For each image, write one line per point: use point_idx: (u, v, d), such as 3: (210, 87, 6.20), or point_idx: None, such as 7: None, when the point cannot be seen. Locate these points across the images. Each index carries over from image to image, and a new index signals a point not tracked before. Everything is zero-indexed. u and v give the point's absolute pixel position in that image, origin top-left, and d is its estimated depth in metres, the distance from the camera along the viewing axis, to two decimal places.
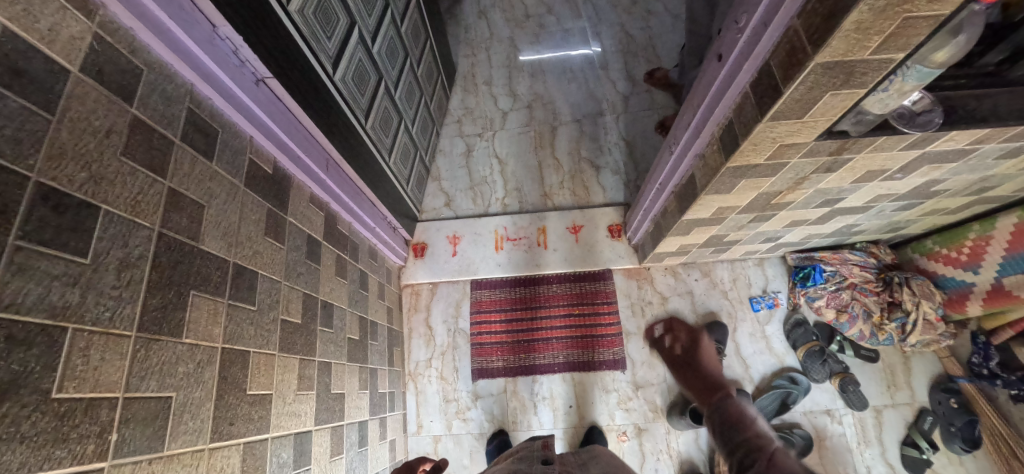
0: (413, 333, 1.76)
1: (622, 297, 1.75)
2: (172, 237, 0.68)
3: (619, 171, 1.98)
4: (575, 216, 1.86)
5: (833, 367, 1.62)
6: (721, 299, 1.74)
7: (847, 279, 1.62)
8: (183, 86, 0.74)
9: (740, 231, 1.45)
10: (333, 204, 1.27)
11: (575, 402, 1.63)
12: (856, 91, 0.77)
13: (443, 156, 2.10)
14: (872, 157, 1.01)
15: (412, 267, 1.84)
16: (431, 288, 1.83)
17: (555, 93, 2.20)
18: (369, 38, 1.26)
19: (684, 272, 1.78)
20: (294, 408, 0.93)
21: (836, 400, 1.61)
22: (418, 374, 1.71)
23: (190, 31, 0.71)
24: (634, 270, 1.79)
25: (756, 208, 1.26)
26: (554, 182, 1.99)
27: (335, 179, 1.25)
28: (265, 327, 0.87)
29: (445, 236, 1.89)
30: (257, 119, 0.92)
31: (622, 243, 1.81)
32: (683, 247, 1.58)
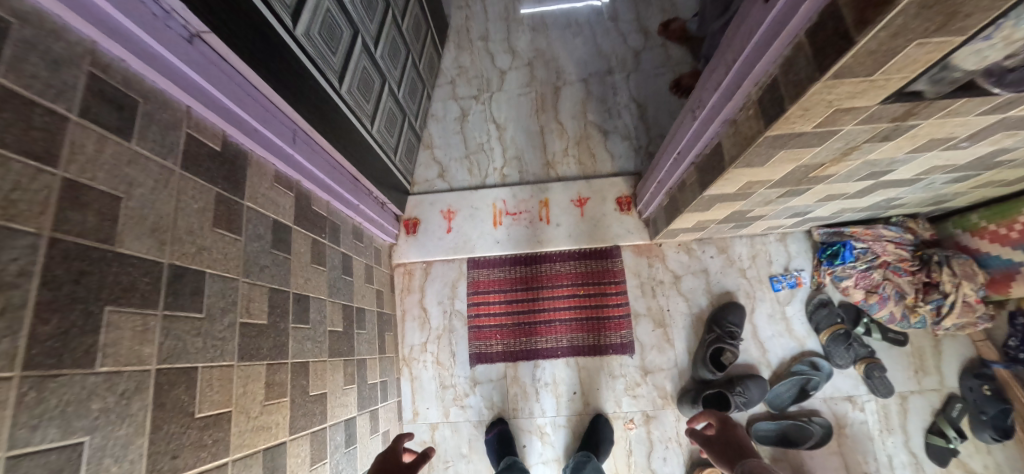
0: (407, 316, 1.65)
1: (631, 276, 1.61)
2: (73, 243, 0.53)
3: (629, 136, 1.79)
4: (580, 188, 1.70)
5: (858, 352, 1.51)
6: (738, 278, 1.60)
7: (880, 258, 1.48)
8: (80, 44, 0.57)
9: (766, 206, 1.29)
10: (305, 181, 1.11)
11: (580, 389, 1.53)
12: (951, 40, 0.58)
13: (435, 121, 1.91)
14: (941, 124, 0.83)
15: (404, 245, 1.71)
16: (425, 267, 1.70)
17: (559, 49, 1.97)
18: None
19: (699, 248, 1.63)
20: (261, 422, 0.82)
21: (859, 386, 1.51)
22: (413, 359, 1.61)
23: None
24: (644, 247, 1.64)
25: (789, 182, 1.09)
26: (557, 149, 1.81)
27: (304, 152, 1.08)
28: (217, 336, 0.75)
29: (439, 211, 1.74)
30: (196, 86, 0.75)
31: (632, 216, 1.65)
32: (700, 223, 1.42)
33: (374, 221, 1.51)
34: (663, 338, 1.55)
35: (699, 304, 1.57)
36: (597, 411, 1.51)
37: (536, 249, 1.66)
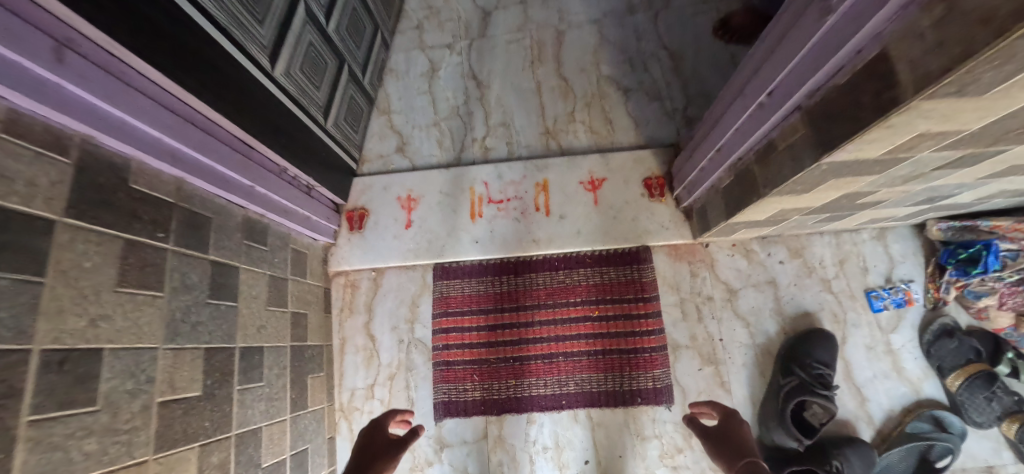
0: (347, 347, 1.17)
1: (666, 290, 1.12)
2: None
3: (659, 95, 1.29)
4: (592, 165, 1.21)
5: (1007, 405, 1.02)
6: (820, 293, 1.11)
7: None
8: None
9: (899, 187, 0.80)
10: (110, 141, 0.60)
11: (594, 457, 1.05)
12: None
13: (393, 77, 1.40)
14: None
15: (345, 245, 1.22)
16: (373, 277, 1.21)
17: None
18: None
19: (762, 250, 1.13)
20: None
21: (1003, 451, 1.03)
22: (354, 409, 1.13)
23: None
24: (684, 248, 1.15)
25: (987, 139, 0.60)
26: (560, 112, 1.30)
27: (103, 86, 0.56)
28: None
29: (395, 199, 1.25)
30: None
31: (665, 205, 1.17)
32: (779, 214, 0.93)
33: (282, 209, 1.00)
34: (714, 382, 1.06)
35: (765, 332, 1.08)
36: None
37: (531, 253, 1.16)
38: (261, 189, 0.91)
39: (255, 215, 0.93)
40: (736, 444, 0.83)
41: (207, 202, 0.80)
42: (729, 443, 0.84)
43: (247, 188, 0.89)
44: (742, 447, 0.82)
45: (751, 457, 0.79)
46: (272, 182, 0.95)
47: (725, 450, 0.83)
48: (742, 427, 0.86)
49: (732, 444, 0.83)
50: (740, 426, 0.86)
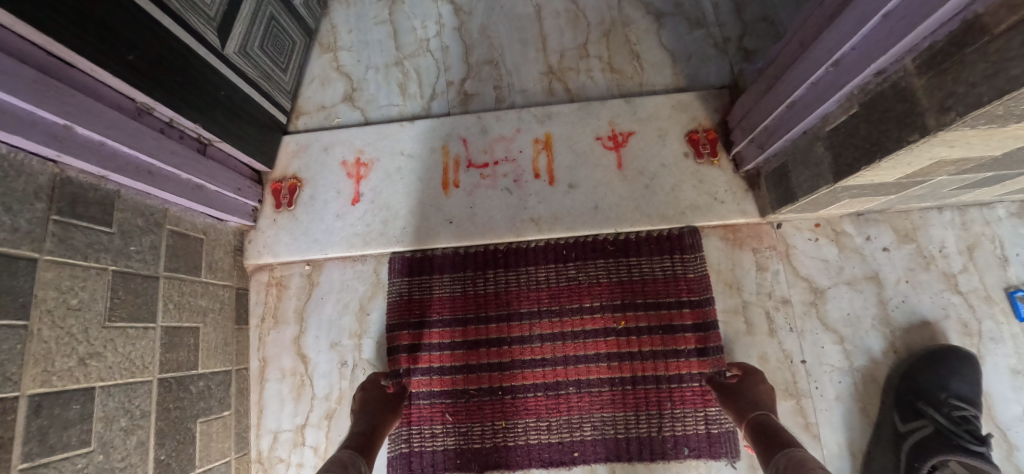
0: (267, 372, 0.83)
1: (721, 290, 0.79)
2: None
3: (704, 20, 0.94)
4: (615, 115, 0.86)
5: None
6: (943, 293, 0.77)
7: None
8: None
9: None
10: None
11: None
12: None
13: (341, 2, 1.03)
14: None
15: (267, 229, 0.88)
16: (307, 273, 0.87)
17: None
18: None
19: (857, 232, 0.79)
20: None
21: None
22: (275, 460, 0.80)
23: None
24: (745, 231, 0.81)
25: None
26: (567, 45, 0.95)
27: None
28: None
29: (339, 163, 0.90)
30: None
31: (719, 170, 0.82)
32: (922, 173, 0.59)
33: (143, 171, 0.64)
34: (797, 424, 0.73)
35: (867, 351, 0.75)
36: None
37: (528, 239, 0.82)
38: (87, 132, 0.55)
39: (81, 175, 0.57)
40: (749, 398, 0.62)
41: None
42: (740, 397, 0.63)
43: (57, 129, 0.52)
44: (755, 399, 0.62)
45: (763, 410, 0.59)
46: (116, 125, 0.58)
47: (732, 403, 0.63)
48: (761, 384, 0.65)
49: (743, 397, 0.63)
50: (760, 383, 0.65)
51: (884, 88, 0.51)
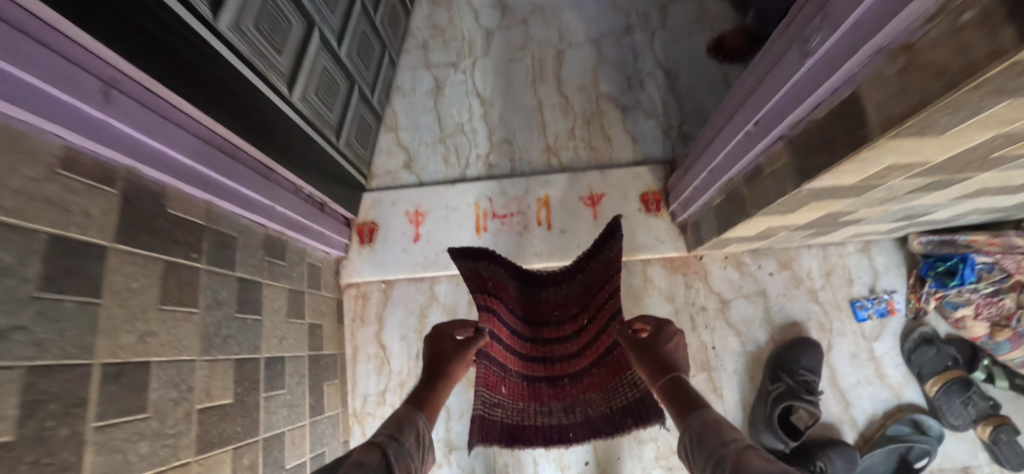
0: (358, 356, 1.23)
1: (662, 300, 1.19)
2: None
3: (655, 113, 1.36)
4: (592, 181, 1.27)
5: (979, 407, 1.09)
6: (808, 303, 1.17)
7: (1013, 277, 1.06)
8: None
9: (877, 207, 0.86)
10: (147, 170, 0.66)
11: (595, 459, 1.12)
12: None
13: (399, 95, 1.46)
14: None
15: (355, 258, 1.28)
16: (383, 288, 1.27)
17: (561, 2, 1.52)
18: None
19: (753, 262, 1.20)
20: None
21: (980, 453, 1.09)
22: (366, 414, 1.20)
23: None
24: (679, 261, 1.21)
25: (951, 168, 0.66)
26: (560, 130, 1.36)
27: (141, 123, 0.63)
28: None
29: (404, 213, 1.31)
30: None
31: (662, 220, 1.23)
32: (769, 230, 0.99)
33: (298, 225, 1.05)
34: (709, 388, 1.13)
35: (756, 340, 1.15)
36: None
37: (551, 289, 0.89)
38: (280, 207, 0.98)
39: (274, 232, 0.99)
40: (662, 358, 0.72)
41: (233, 222, 0.86)
42: (656, 358, 0.72)
43: (268, 207, 0.95)
44: (666, 360, 0.72)
45: (675, 373, 0.69)
46: (290, 202, 1.01)
47: (647, 365, 0.72)
48: (666, 342, 0.76)
49: (654, 358, 0.72)
50: (670, 340, 0.76)
51: (731, 186, 0.93)
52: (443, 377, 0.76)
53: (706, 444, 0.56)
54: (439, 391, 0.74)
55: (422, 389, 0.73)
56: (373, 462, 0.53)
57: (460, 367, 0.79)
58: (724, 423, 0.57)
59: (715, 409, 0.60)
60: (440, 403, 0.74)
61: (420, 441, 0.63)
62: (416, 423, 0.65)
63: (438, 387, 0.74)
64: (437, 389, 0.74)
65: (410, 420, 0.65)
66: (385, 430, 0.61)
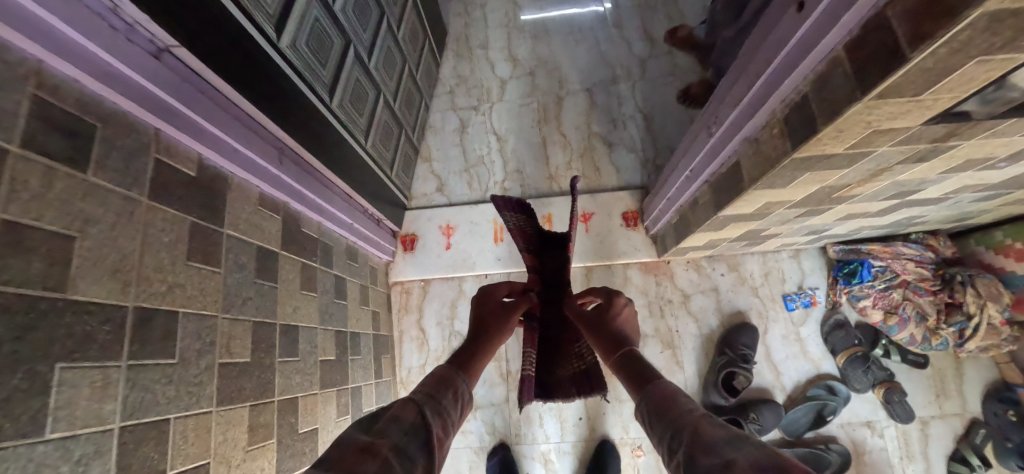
0: (405, 337, 1.62)
1: (638, 295, 1.56)
2: (11, 296, 0.46)
3: (635, 148, 1.72)
4: (585, 203, 1.63)
5: (877, 375, 1.45)
6: (750, 297, 1.54)
7: (899, 276, 1.41)
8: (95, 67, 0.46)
9: (783, 225, 1.22)
10: (296, 203, 1.05)
11: (586, 415, 1.49)
12: (1015, 58, 0.52)
13: (433, 133, 1.83)
14: (983, 144, 0.77)
15: (400, 262, 1.65)
16: (423, 285, 1.65)
17: (562, 57, 1.89)
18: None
19: (708, 266, 1.57)
20: (245, 469, 0.78)
21: (878, 411, 1.45)
22: (411, 382, 1.58)
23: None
24: (652, 265, 1.58)
25: (811, 202, 1.03)
26: (560, 161, 1.73)
27: (293, 174, 1.01)
28: (195, 382, 0.69)
29: (438, 227, 1.67)
30: (139, 90, 0.63)
31: (638, 233, 1.60)
32: (712, 242, 1.35)
33: (370, 238, 1.45)
34: (672, 361, 1.50)
35: (709, 325, 1.51)
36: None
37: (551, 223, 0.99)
38: (361, 226, 1.37)
39: (354, 243, 1.39)
40: (613, 331, 0.82)
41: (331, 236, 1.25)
42: (608, 333, 0.82)
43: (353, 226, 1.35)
44: (617, 336, 0.81)
45: (626, 346, 0.78)
46: (364, 221, 1.41)
47: (602, 344, 0.82)
48: (613, 316, 0.85)
49: (606, 335, 0.81)
50: (616, 312, 0.86)
51: (683, 211, 1.31)
52: (484, 339, 0.82)
53: (665, 413, 0.62)
54: (479, 355, 0.80)
55: (462, 352, 0.79)
56: (411, 419, 0.60)
57: (501, 328, 0.86)
58: (671, 389, 0.65)
59: (663, 376, 0.69)
60: (479, 366, 0.80)
61: (457, 400, 0.69)
62: (455, 383, 0.71)
63: (477, 350, 0.79)
64: (476, 353, 0.80)
65: (450, 381, 0.71)
66: (424, 389, 0.67)
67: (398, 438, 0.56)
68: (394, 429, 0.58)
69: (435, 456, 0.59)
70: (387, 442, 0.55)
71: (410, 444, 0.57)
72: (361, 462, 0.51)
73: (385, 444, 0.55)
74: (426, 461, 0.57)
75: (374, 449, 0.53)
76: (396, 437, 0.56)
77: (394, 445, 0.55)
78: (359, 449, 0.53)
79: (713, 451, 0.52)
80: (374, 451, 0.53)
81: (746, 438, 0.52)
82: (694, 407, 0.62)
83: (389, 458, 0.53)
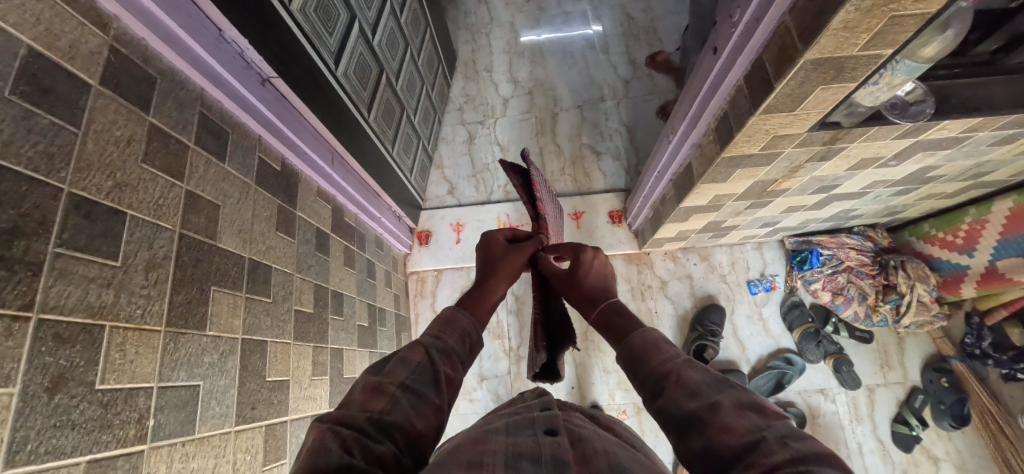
0: (420, 318, 1.87)
1: (623, 281, 1.82)
2: (192, 238, 0.72)
3: (620, 156, 1.99)
4: (576, 203, 1.90)
5: (828, 348, 1.70)
6: (719, 283, 1.80)
7: (843, 263, 1.65)
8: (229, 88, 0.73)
9: (738, 217, 1.48)
10: (340, 196, 1.32)
11: (577, 383, 1.74)
12: (847, 85, 0.77)
13: (445, 144, 2.11)
14: (866, 146, 1.00)
15: (417, 254, 1.91)
16: (436, 274, 1.91)
17: (557, 78, 2.18)
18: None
19: (683, 256, 1.83)
20: (309, 392, 1.03)
21: (830, 380, 1.69)
22: None
23: (175, 13, 0.69)
24: (634, 255, 1.85)
25: (752, 195, 1.28)
26: (555, 168, 2.00)
27: (340, 173, 1.29)
28: (280, 318, 0.95)
29: (449, 224, 1.94)
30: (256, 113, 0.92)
31: (622, 228, 1.86)
32: (682, 233, 1.61)
33: (393, 231, 1.72)
34: None
35: (684, 306, 1.78)
36: (525, 395, 0.73)
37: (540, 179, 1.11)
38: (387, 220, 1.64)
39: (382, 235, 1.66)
40: (590, 288, 0.82)
41: (366, 227, 1.53)
42: (586, 290, 0.83)
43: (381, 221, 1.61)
44: (595, 295, 0.81)
45: (606, 302, 0.78)
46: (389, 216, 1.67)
47: (583, 303, 0.82)
48: (587, 270, 0.85)
49: (584, 294, 0.82)
50: (588, 266, 0.85)
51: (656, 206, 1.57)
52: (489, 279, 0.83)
53: (645, 362, 0.60)
54: (487, 293, 0.81)
55: (469, 296, 0.79)
56: (419, 360, 0.62)
57: (507, 268, 0.86)
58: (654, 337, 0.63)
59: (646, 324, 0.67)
60: (488, 304, 0.80)
61: (465, 342, 0.69)
62: (461, 324, 0.71)
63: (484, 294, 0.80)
64: (483, 294, 0.80)
65: (455, 322, 0.70)
66: (431, 332, 0.68)
67: (405, 377, 0.59)
68: (401, 369, 0.60)
69: (443, 393, 0.61)
70: (394, 380, 0.58)
71: (417, 381, 0.59)
72: (369, 402, 0.55)
73: (393, 382, 0.58)
74: (436, 397, 0.60)
75: (382, 389, 0.57)
76: (403, 376, 0.59)
77: (402, 383, 0.58)
78: (367, 388, 0.57)
79: (696, 393, 0.53)
80: (383, 390, 0.57)
81: (727, 380, 0.53)
82: (676, 351, 0.60)
83: (396, 395, 0.56)
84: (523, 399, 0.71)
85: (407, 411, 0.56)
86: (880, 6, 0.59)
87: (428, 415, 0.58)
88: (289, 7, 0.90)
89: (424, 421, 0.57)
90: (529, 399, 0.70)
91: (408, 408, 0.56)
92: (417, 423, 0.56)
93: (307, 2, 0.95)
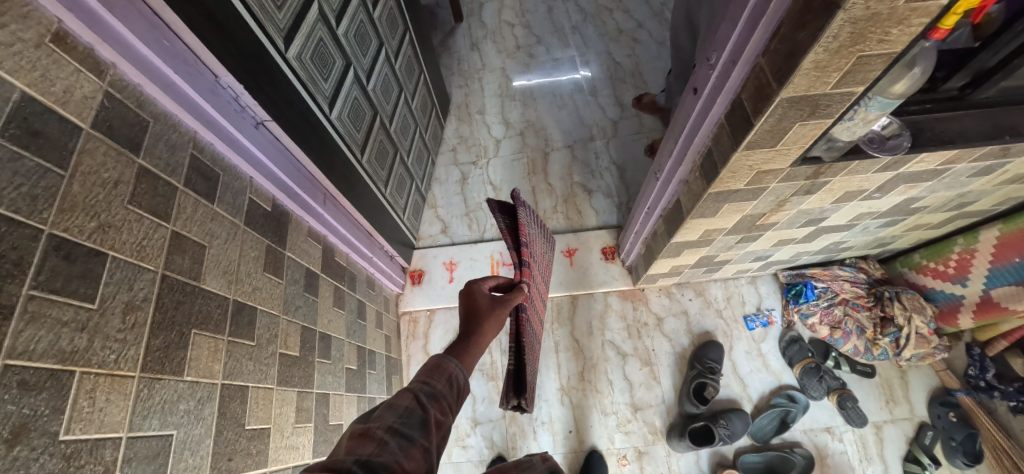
0: (411, 360, 1.82)
1: (619, 318, 1.80)
2: (174, 279, 0.70)
3: (611, 194, 2.02)
4: (569, 240, 1.90)
5: (830, 384, 1.67)
6: (716, 319, 1.78)
7: (839, 295, 1.65)
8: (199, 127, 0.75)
9: (730, 251, 1.48)
10: (330, 236, 1.32)
11: (575, 427, 1.67)
12: (823, 121, 0.80)
13: (438, 184, 2.14)
14: (849, 179, 1.02)
15: (410, 294, 1.89)
16: (429, 314, 1.88)
17: (547, 119, 2.25)
18: (333, 18, 1.10)
19: (678, 292, 1.82)
20: (291, 441, 0.98)
21: (836, 417, 1.64)
22: None
23: (173, 61, 0.71)
24: (629, 292, 1.83)
25: (742, 229, 1.29)
26: (548, 206, 2.03)
27: (331, 212, 1.29)
28: (264, 362, 0.91)
29: (442, 263, 1.93)
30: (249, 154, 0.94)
31: (616, 264, 1.86)
32: (676, 268, 1.61)
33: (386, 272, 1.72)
34: (650, 376, 1.71)
35: (681, 343, 1.75)
36: (534, 461, 0.66)
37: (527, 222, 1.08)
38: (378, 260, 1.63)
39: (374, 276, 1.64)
40: None
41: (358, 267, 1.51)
42: None
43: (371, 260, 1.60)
44: None
45: None
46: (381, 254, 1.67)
47: None
48: None
49: None
50: None
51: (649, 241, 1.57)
52: (475, 331, 0.79)
53: None
54: (473, 347, 0.77)
55: (454, 346, 0.76)
56: (406, 405, 0.60)
57: (494, 323, 0.82)
58: None
59: None
60: (473, 360, 0.77)
61: (453, 386, 0.67)
62: (448, 368, 0.69)
63: (468, 347, 0.76)
64: (469, 344, 0.77)
65: (443, 366, 0.68)
66: (418, 378, 0.66)
67: (393, 421, 0.57)
68: (388, 414, 0.58)
69: (432, 436, 0.58)
70: (382, 424, 0.56)
71: (406, 424, 0.57)
72: (357, 448, 0.52)
73: (381, 426, 0.55)
74: (424, 439, 0.57)
75: (370, 434, 0.54)
76: (391, 420, 0.57)
77: (390, 426, 0.56)
78: (354, 435, 0.54)
79: None
80: (371, 435, 0.54)
81: None
82: None
83: (384, 438, 0.54)
84: (532, 467, 0.65)
85: (395, 453, 0.53)
86: (847, 47, 0.62)
87: (418, 457, 0.54)
88: (285, 54, 0.93)
89: (414, 462, 0.53)
90: (540, 470, 0.65)
91: (397, 450, 0.53)
92: (406, 464, 0.52)
93: (303, 50, 1.00)
